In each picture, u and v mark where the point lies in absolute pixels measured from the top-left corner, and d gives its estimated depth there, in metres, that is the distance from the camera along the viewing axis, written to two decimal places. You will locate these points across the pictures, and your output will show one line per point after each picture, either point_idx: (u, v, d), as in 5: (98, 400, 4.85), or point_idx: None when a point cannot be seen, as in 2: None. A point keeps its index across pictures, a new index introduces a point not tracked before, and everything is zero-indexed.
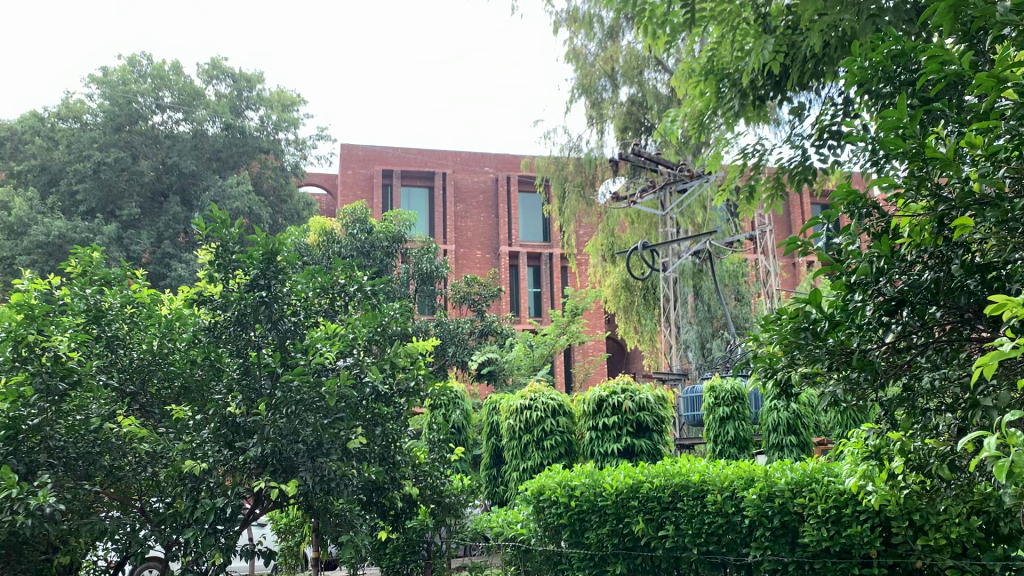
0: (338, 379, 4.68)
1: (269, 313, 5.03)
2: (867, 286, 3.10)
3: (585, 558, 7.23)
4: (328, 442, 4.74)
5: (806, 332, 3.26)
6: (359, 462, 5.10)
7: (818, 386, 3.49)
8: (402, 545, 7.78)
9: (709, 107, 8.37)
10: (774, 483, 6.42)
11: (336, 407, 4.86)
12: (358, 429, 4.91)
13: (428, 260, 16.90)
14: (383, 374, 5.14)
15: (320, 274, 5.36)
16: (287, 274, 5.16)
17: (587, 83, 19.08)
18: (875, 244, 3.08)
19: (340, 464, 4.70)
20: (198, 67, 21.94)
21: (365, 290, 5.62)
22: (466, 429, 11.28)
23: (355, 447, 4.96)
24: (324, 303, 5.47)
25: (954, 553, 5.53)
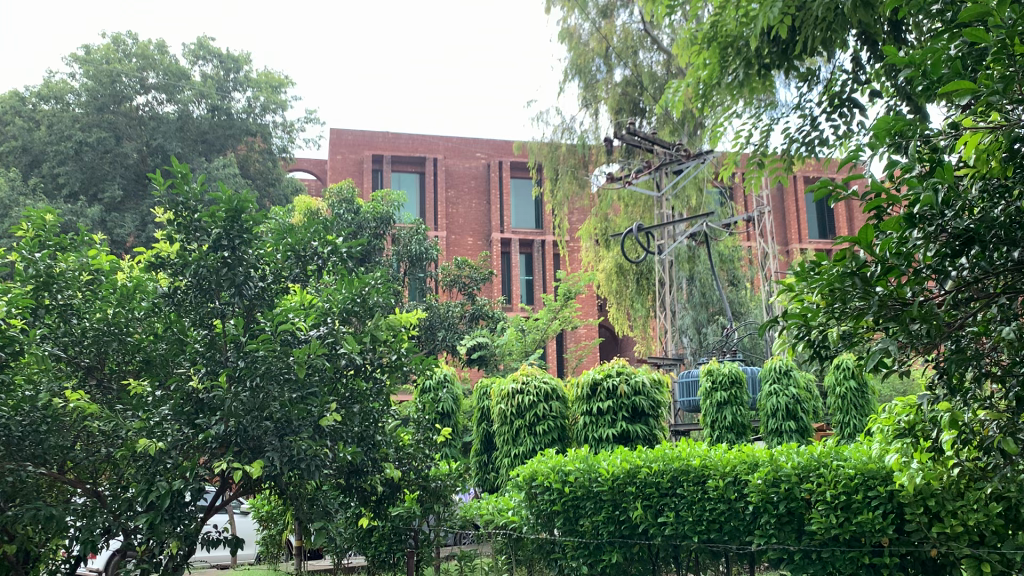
0: (309, 347, 4.22)
1: (231, 277, 4.54)
2: (930, 221, 2.69)
3: (579, 547, 6.79)
4: (298, 420, 4.31)
5: (858, 277, 2.80)
6: (334, 442, 4.68)
7: (856, 347, 3.08)
8: (388, 534, 7.79)
9: (711, 79, 7.90)
10: (780, 468, 6.00)
11: (308, 381, 4.44)
12: (332, 405, 4.49)
13: (418, 241, 16.39)
14: (362, 347, 4.77)
15: (294, 235, 4.95)
16: (254, 236, 4.67)
17: (582, 63, 18.64)
18: (939, 169, 2.69)
19: (311, 444, 4.25)
20: (184, 47, 21.44)
21: (349, 252, 5.11)
22: (456, 414, 10.84)
23: (329, 425, 4.53)
24: (296, 268, 4.98)
25: (973, 543, 5.14)
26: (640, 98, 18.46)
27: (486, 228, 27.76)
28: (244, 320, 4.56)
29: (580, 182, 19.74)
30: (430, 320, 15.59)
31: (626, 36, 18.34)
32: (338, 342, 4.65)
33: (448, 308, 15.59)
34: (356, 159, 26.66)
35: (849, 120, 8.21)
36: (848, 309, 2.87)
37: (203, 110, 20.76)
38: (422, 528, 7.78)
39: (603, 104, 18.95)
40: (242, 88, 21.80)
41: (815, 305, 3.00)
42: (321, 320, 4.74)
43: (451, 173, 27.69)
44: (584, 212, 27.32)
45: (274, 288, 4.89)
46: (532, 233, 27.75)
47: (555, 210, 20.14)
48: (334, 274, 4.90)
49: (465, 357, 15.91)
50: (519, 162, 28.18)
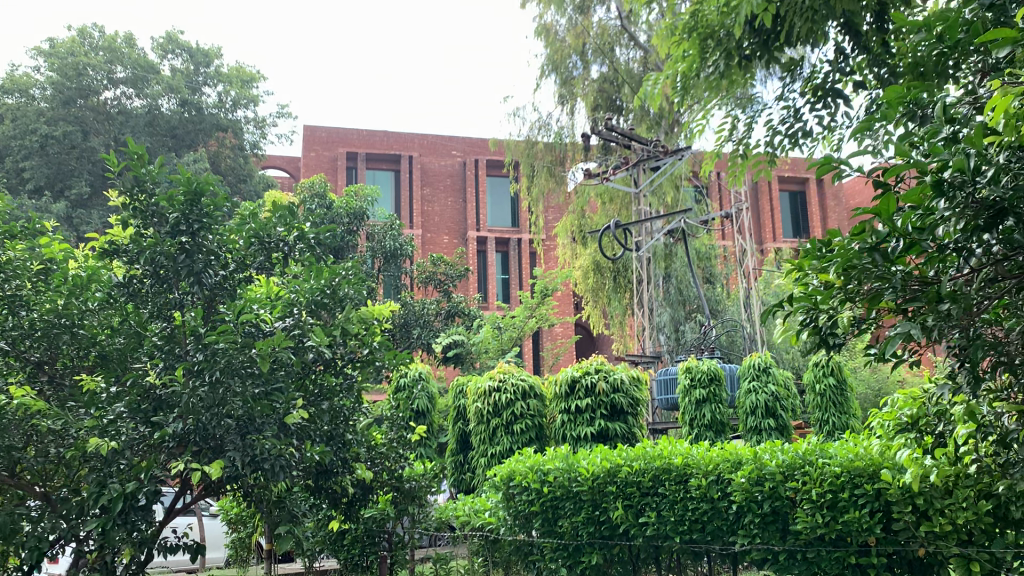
0: (273, 339, 3.96)
1: (189, 265, 4.26)
2: (960, 190, 2.51)
3: (558, 548, 6.55)
4: (261, 417, 4.04)
5: (878, 252, 2.69)
6: (301, 440, 4.41)
7: (873, 325, 3.01)
8: (361, 537, 7.51)
9: (691, 70, 7.71)
10: (764, 466, 5.81)
11: (273, 376, 4.18)
12: (299, 401, 4.23)
13: (393, 238, 16.09)
14: (332, 341, 4.53)
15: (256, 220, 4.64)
16: (214, 222, 4.39)
17: (558, 59, 18.44)
18: (970, 135, 2.52)
19: (276, 442, 3.98)
20: (153, 41, 20.98)
21: (317, 239, 4.76)
22: (431, 413, 10.57)
23: (294, 423, 4.26)
24: (260, 257, 4.71)
25: (962, 542, 4.98)
26: (616, 94, 18.29)
27: (461, 227, 27.48)
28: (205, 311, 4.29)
29: (557, 179, 19.53)
30: (405, 318, 15.32)
31: (603, 32, 18.16)
32: (305, 335, 4.43)
33: (423, 305, 15.33)
34: (330, 156, 26.28)
35: (833, 110, 8.05)
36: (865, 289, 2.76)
37: (173, 104, 20.33)
38: (396, 530, 7.55)
39: (580, 101, 18.75)
40: (213, 83, 21.36)
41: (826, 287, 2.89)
42: (286, 311, 4.49)
43: (426, 170, 27.40)
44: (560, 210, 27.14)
45: (236, 278, 4.63)
46: (508, 231, 27.50)
47: (532, 207, 19.92)
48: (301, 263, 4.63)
49: (440, 355, 15.59)
50: (495, 160, 27.94)
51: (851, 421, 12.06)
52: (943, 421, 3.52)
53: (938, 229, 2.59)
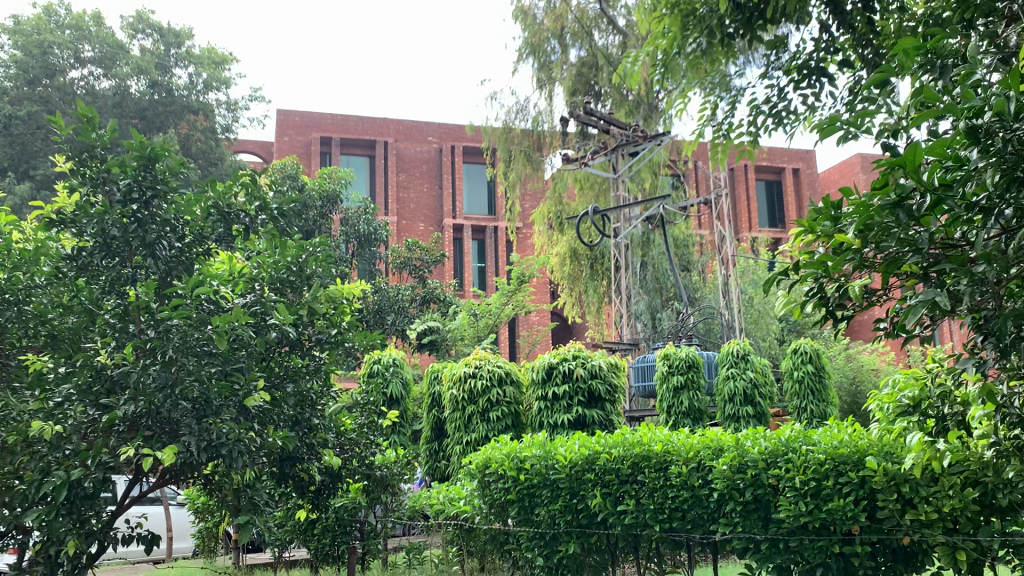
0: (230, 315, 3.69)
1: (141, 236, 3.97)
2: (996, 140, 2.34)
3: (535, 537, 6.36)
4: (218, 400, 3.77)
5: (902, 209, 2.51)
6: (262, 425, 4.14)
7: (888, 289, 2.84)
8: (333, 526, 7.25)
9: (672, 48, 7.48)
10: (746, 453, 5.62)
11: (233, 356, 3.92)
12: (260, 383, 3.96)
13: (367, 222, 15.77)
14: (296, 320, 4.28)
15: (215, 188, 4.37)
16: (168, 192, 4.11)
17: (536, 42, 18.17)
18: (1009, 80, 2.33)
19: (234, 427, 3.71)
20: (122, 20, 20.46)
21: (283, 210, 4.51)
22: (405, 400, 10.32)
23: (255, 405, 4.01)
24: (219, 230, 4.44)
25: (948, 530, 4.80)
26: (594, 79, 18.03)
27: (437, 214, 27.14)
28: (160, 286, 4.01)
29: (534, 164, 19.27)
30: (378, 303, 15.06)
31: (581, 15, 17.91)
32: (267, 313, 4.18)
33: (397, 291, 15.18)
34: (304, 141, 25.85)
35: (818, 90, 7.85)
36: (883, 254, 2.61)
37: (142, 85, 19.85)
38: (368, 518, 7.34)
39: (558, 86, 18.51)
40: (184, 64, 20.85)
41: (838, 253, 2.74)
42: (248, 287, 4.24)
43: (402, 156, 27.03)
44: (536, 197, 26.90)
45: (196, 252, 4.36)
46: (484, 219, 27.20)
47: (509, 192, 19.66)
48: (265, 236, 4.37)
49: (416, 342, 15.29)
50: (472, 146, 27.59)
51: (829, 410, 11.98)
52: (950, 404, 3.41)
53: (971, 183, 2.41)
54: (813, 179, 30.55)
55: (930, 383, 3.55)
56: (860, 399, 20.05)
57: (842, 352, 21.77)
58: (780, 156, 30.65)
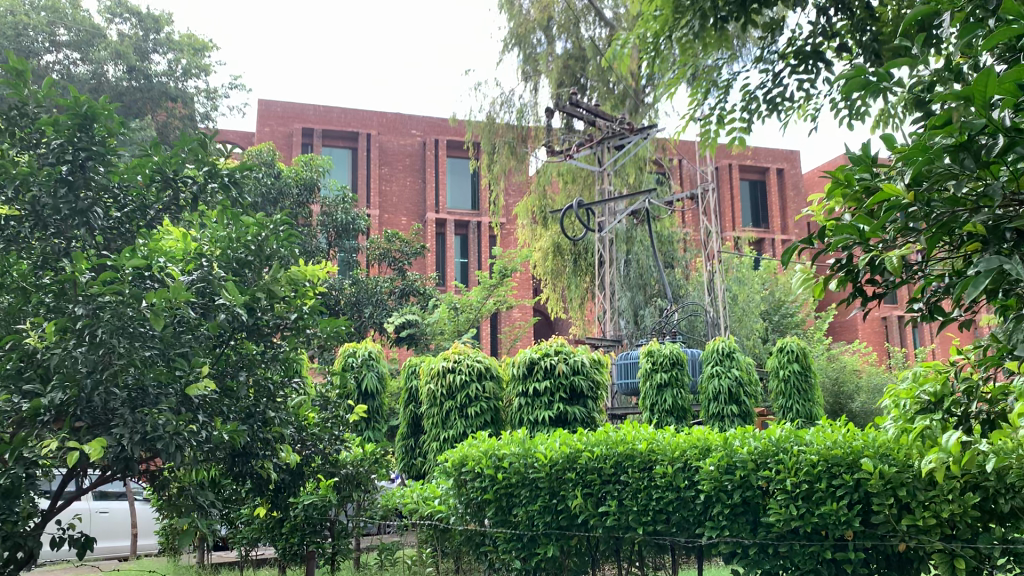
0: (168, 292, 3.33)
1: (72, 202, 3.61)
2: None
3: (512, 540, 6.03)
4: (155, 387, 3.42)
5: (967, 152, 2.21)
6: (208, 416, 3.75)
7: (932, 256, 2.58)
8: (302, 525, 6.86)
9: (663, 32, 7.12)
10: (735, 453, 5.28)
11: (173, 341, 3.55)
12: (206, 370, 3.59)
13: (345, 211, 15.33)
14: (248, 304, 3.92)
15: (159, 152, 4.01)
16: (104, 155, 3.74)
17: (522, 33, 17.84)
18: None
19: (173, 418, 3.33)
20: (100, 3, 19.82)
21: (234, 177, 4.21)
22: (381, 394, 9.90)
23: (200, 395, 3.64)
24: (164, 199, 4.07)
25: (946, 537, 4.52)
26: (581, 71, 17.68)
27: (420, 208, 26.71)
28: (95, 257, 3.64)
29: (519, 157, 18.85)
30: (356, 296, 14.83)
31: (568, 7, 17.58)
32: (216, 292, 3.85)
33: (376, 283, 14.95)
34: (285, 132, 25.38)
35: (815, 75, 7.53)
36: (934, 215, 2.36)
37: (120, 71, 19.25)
38: (338, 517, 6.97)
39: (543, 78, 18.17)
40: (163, 50, 20.28)
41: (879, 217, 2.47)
42: (196, 263, 3.91)
43: (385, 149, 26.59)
44: (520, 192, 26.52)
45: (137, 223, 4.03)
46: (468, 214, 26.78)
47: (492, 185, 19.29)
48: (218, 208, 4.08)
49: (394, 335, 14.86)
50: (456, 140, 27.16)
51: (814, 409, 11.71)
52: (974, 401, 3.12)
53: None
54: (797, 180, 30.43)
55: (952, 378, 3.24)
56: (843, 400, 19.86)
57: (824, 352, 21.61)
58: (765, 155, 30.45)
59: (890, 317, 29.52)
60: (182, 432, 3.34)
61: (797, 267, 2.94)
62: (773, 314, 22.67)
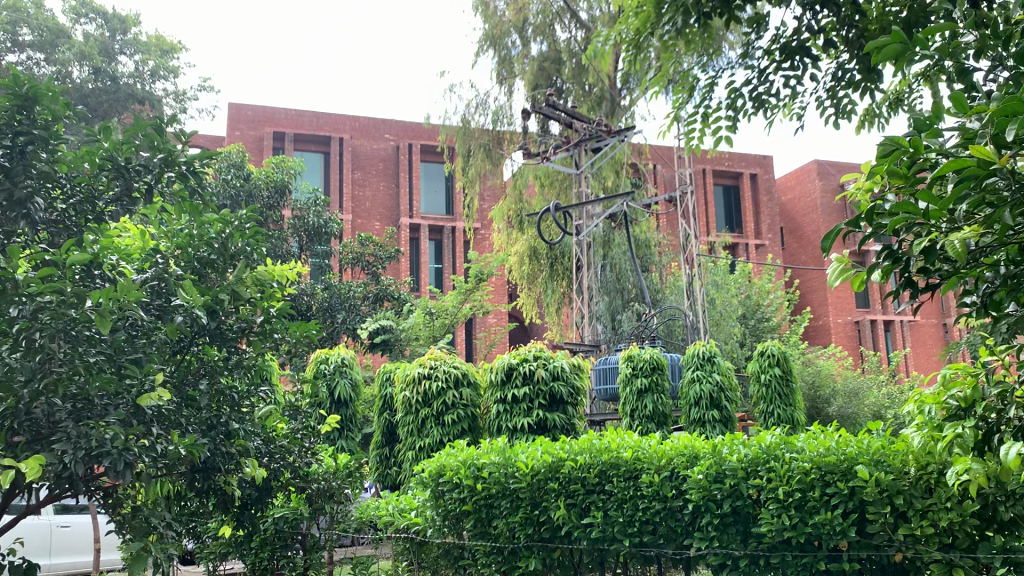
0: (117, 290, 3.04)
1: (10, 192, 3.34)
2: None
3: (492, 553, 5.72)
4: (102, 398, 3.13)
5: None
6: (163, 429, 3.43)
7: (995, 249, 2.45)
8: (271, 539, 6.50)
9: (643, 31, 6.84)
10: (725, 461, 5.02)
11: (123, 347, 3.23)
12: (159, 379, 3.28)
13: (316, 214, 14.97)
14: (207, 309, 3.61)
15: (110, 139, 3.75)
16: (48, 144, 3.51)
17: (497, 35, 17.67)
18: None
19: (121, 431, 3.03)
20: (64, 4, 19.27)
21: (192, 166, 3.87)
22: (354, 402, 9.54)
23: (153, 407, 3.32)
24: (117, 189, 3.75)
25: (944, 546, 4.29)
26: (557, 73, 17.38)
27: (394, 212, 26.33)
28: (33, 251, 3.36)
29: (494, 160, 18.55)
30: (328, 301, 14.46)
31: (544, 9, 17.36)
32: (172, 292, 3.56)
33: (348, 287, 14.60)
34: (256, 136, 24.98)
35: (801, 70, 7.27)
36: (1014, 191, 2.23)
37: (85, 72, 18.74)
38: (310, 530, 6.63)
39: (518, 81, 17.92)
40: (130, 51, 19.80)
41: (943, 196, 2.35)
42: (149, 261, 3.71)
43: (358, 154, 26.21)
44: (495, 196, 26.23)
45: (87, 215, 3.73)
46: (442, 219, 26.42)
47: (466, 188, 18.99)
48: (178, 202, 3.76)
49: (368, 341, 14.45)
50: (430, 144, 26.83)
51: (796, 414, 11.52)
52: (1009, 406, 2.90)
53: None
54: (770, 185, 30.44)
55: (984, 381, 3.05)
56: (820, 405, 19.84)
57: (801, 357, 21.55)
58: (739, 160, 30.42)
59: (863, 321, 29.61)
60: (132, 448, 3.02)
61: (832, 257, 2.81)
62: (750, 318, 22.57)
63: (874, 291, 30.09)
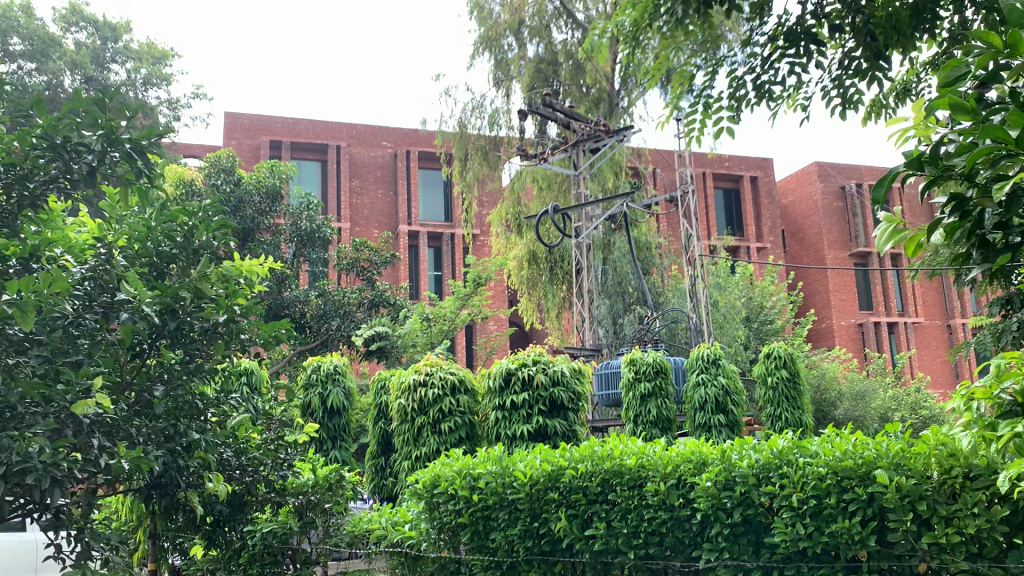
0: (37, 283, 2.79)
1: None
2: None
3: (490, 567, 5.36)
4: (30, 405, 2.86)
5: None
6: (108, 440, 3.18)
7: None
8: (261, 554, 6.01)
9: (642, 22, 6.45)
10: (734, 467, 4.64)
11: (55, 352, 3.04)
12: (99, 383, 3.03)
13: (309, 218, 14.63)
14: (157, 305, 3.37)
15: (46, 115, 3.42)
16: None
17: (492, 36, 17.35)
18: None
19: (50, 444, 2.77)
20: (54, 12, 18.97)
21: (139, 145, 3.53)
22: (348, 411, 9.18)
23: (93, 413, 3.05)
24: (55, 171, 3.43)
25: (971, 556, 3.93)
26: (554, 75, 17.04)
27: (393, 220, 25.98)
28: None
29: (492, 163, 18.20)
30: (322, 308, 14.22)
31: (540, 10, 17.06)
32: (117, 286, 3.35)
33: (343, 294, 14.27)
34: (253, 145, 24.63)
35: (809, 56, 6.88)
36: None
37: (76, 81, 18.45)
38: (302, 544, 6.13)
39: (515, 83, 17.56)
40: (122, 60, 19.53)
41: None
42: (94, 252, 3.52)
43: (355, 161, 25.88)
44: (494, 202, 25.90)
45: (25, 206, 3.44)
46: (441, 226, 26.09)
47: (463, 193, 18.65)
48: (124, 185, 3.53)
49: (364, 348, 14.06)
50: (428, 150, 26.49)
51: (803, 417, 11.17)
52: None
53: None
54: (771, 188, 30.10)
55: None
56: (826, 408, 19.52)
57: (805, 359, 21.20)
58: (739, 163, 30.03)
59: (867, 323, 29.26)
60: (59, 462, 2.74)
61: (879, 217, 2.42)
62: (753, 321, 22.21)
63: (878, 293, 29.72)
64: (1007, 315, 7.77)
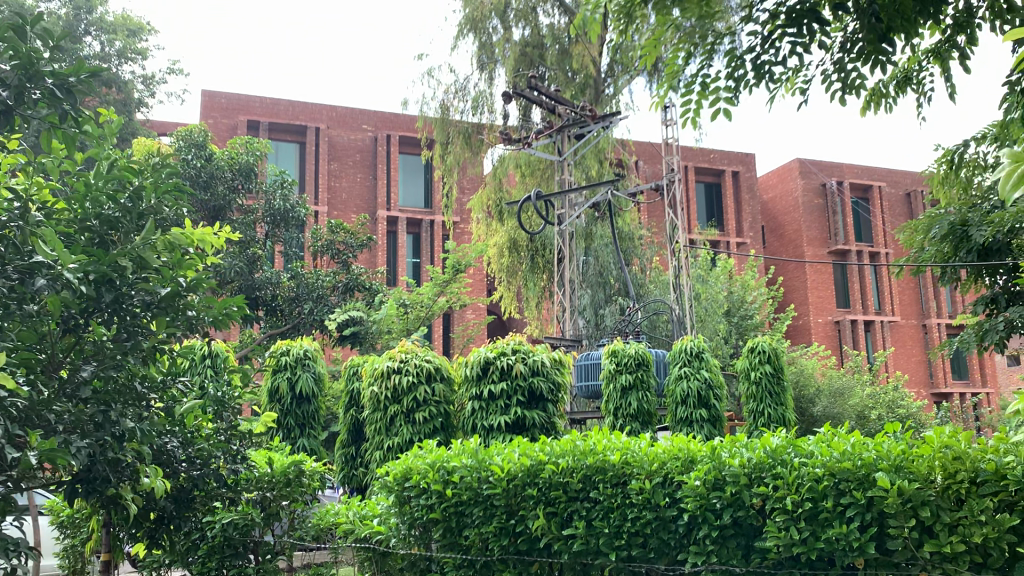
0: None
1: None
2: None
3: (462, 566, 4.99)
4: None
5: None
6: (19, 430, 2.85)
7: None
8: (220, 544, 5.47)
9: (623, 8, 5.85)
10: (724, 465, 4.26)
11: None
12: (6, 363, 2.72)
13: (283, 196, 14.14)
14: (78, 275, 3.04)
15: None
16: None
17: (477, 18, 16.85)
18: None
19: None
20: None
21: (64, 84, 3.26)
22: (319, 398, 8.74)
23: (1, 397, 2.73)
24: None
25: (975, 567, 3.56)
26: (539, 58, 16.59)
27: (371, 204, 25.45)
28: None
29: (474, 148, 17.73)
30: (295, 291, 13.75)
31: None
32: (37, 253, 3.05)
33: (317, 276, 13.80)
34: (230, 124, 24.01)
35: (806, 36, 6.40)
36: None
37: None
38: (263, 537, 5.66)
39: (499, 66, 17.06)
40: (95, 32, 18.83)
41: None
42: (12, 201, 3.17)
43: (334, 144, 25.30)
44: (475, 189, 25.45)
45: None
46: (420, 213, 25.62)
47: (444, 177, 18.21)
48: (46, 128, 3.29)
49: (338, 333, 13.59)
50: (409, 135, 25.95)
51: (787, 414, 10.87)
52: None
53: None
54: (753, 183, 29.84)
55: None
56: (804, 405, 19.35)
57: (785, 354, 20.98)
58: (721, 158, 29.82)
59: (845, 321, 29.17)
60: None
61: None
62: (733, 315, 21.95)
63: (856, 290, 29.64)
64: (994, 314, 7.53)
